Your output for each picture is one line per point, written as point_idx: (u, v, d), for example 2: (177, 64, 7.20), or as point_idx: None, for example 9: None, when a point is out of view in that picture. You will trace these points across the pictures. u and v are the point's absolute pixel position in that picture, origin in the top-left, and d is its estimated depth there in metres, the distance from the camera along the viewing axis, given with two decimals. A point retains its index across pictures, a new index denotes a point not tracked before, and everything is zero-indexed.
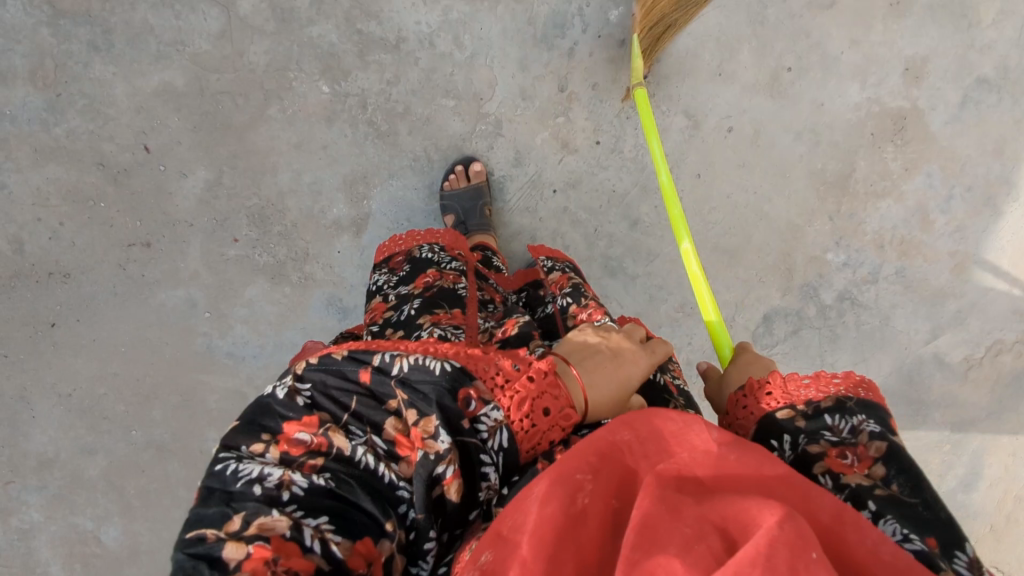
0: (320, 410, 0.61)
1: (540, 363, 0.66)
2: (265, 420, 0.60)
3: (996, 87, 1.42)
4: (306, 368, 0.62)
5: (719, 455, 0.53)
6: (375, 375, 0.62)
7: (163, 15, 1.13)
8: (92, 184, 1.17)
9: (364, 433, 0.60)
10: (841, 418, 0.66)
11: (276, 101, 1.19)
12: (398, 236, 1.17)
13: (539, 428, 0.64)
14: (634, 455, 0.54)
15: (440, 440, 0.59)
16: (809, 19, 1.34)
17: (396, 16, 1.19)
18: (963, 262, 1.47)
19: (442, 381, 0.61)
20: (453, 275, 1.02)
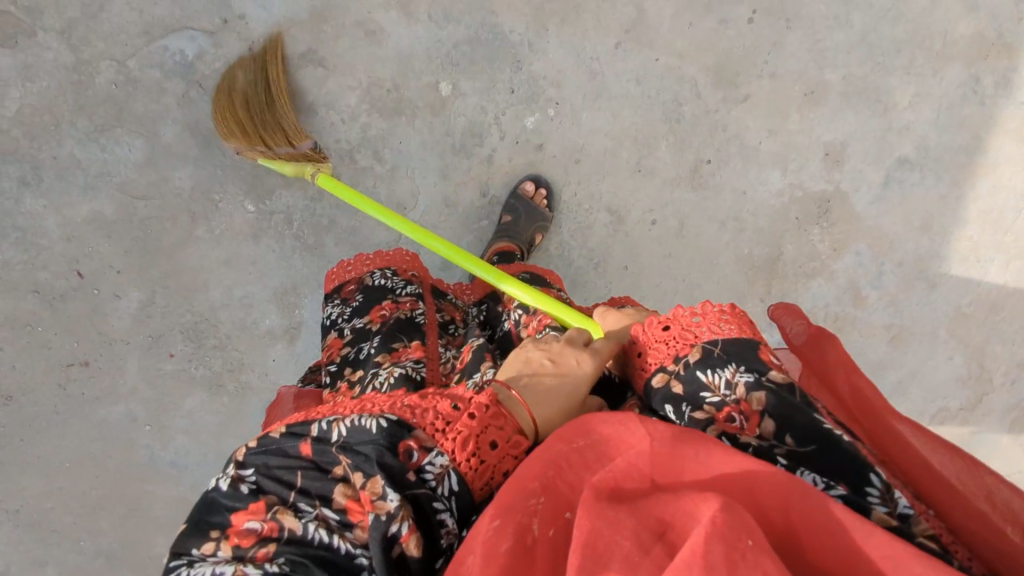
0: (266, 494, 0.59)
1: (480, 398, 0.63)
2: (212, 517, 0.58)
3: (917, 165, 1.45)
4: (245, 455, 0.61)
5: (655, 448, 0.51)
6: (315, 446, 0.60)
7: (89, 148, 1.18)
8: (29, 311, 1.22)
9: (313, 508, 0.57)
10: (715, 372, 0.64)
11: (203, 223, 1.24)
12: (348, 261, 1.12)
13: (489, 464, 0.60)
14: (575, 467, 0.52)
15: (390, 500, 0.56)
16: (726, 113, 1.37)
17: (316, 135, 1.24)
18: (898, 335, 1.53)
19: (380, 438, 0.58)
20: (409, 302, 0.96)
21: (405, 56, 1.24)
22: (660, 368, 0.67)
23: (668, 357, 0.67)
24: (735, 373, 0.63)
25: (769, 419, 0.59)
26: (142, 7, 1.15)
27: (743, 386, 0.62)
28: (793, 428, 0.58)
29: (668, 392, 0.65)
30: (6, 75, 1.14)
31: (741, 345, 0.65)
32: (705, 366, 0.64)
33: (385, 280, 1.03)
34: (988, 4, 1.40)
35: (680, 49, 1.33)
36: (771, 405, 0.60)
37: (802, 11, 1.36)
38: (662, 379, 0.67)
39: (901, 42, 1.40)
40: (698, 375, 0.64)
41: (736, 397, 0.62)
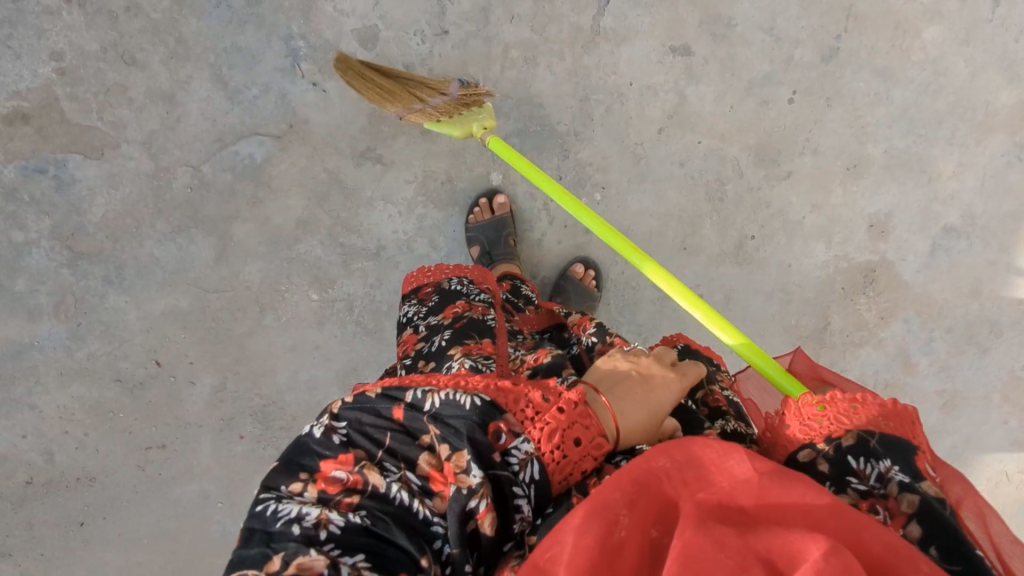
0: (355, 448, 0.62)
1: (570, 393, 0.66)
2: (303, 460, 0.62)
3: (964, 234, 1.46)
4: (341, 408, 0.64)
5: (761, 483, 0.51)
6: (408, 412, 0.63)
7: (167, 246, 1.26)
8: (112, 397, 1.31)
9: (398, 469, 0.61)
10: (867, 462, 0.58)
11: (270, 312, 1.31)
12: (427, 268, 1.18)
13: (571, 460, 0.63)
14: (672, 484, 0.52)
15: (473, 476, 0.59)
16: (768, 190, 1.40)
17: (375, 227, 1.31)
18: (951, 400, 1.54)
19: (472, 416, 0.62)
20: (481, 307, 1.01)
21: (458, 150, 1.31)
22: (809, 442, 0.61)
23: (819, 435, 0.61)
24: (891, 468, 0.57)
25: (916, 523, 0.54)
26: (215, 116, 1.24)
27: (896, 484, 0.56)
28: (938, 540, 0.53)
29: (813, 470, 0.59)
30: (93, 183, 1.23)
31: (897, 442, 0.59)
32: (861, 453, 0.58)
33: (461, 286, 1.09)
34: None
35: (722, 132, 1.36)
36: (925, 511, 0.54)
37: (842, 89, 1.38)
38: (808, 453, 0.60)
39: (943, 114, 1.41)
40: (847, 461, 0.58)
41: (885, 492, 0.56)
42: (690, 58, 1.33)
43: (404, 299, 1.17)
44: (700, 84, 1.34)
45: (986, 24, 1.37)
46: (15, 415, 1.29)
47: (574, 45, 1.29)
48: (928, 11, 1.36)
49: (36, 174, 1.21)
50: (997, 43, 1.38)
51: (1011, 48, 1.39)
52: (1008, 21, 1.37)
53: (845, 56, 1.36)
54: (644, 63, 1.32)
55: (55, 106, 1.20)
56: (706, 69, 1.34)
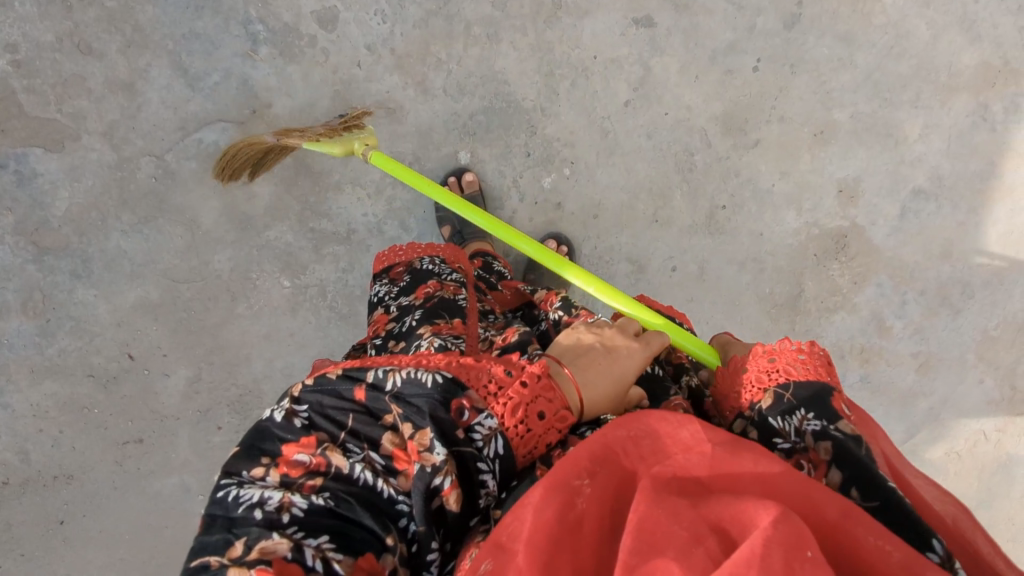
0: (318, 430, 0.61)
1: (533, 367, 0.66)
2: (265, 444, 0.60)
3: (932, 196, 1.47)
4: (302, 391, 0.63)
5: (715, 452, 0.51)
6: (369, 392, 0.62)
7: (134, 238, 1.25)
8: (86, 393, 1.29)
9: (361, 450, 0.60)
10: (787, 420, 0.65)
11: (243, 301, 1.31)
12: (397, 246, 1.18)
13: (534, 434, 0.64)
14: (629, 457, 0.52)
15: (436, 453, 0.59)
16: (737, 159, 1.40)
17: (344, 211, 1.30)
18: (926, 362, 1.55)
19: (434, 393, 0.61)
20: (453, 286, 1.00)
21: (424, 130, 1.30)
22: (742, 414, 0.70)
23: (749, 406, 0.69)
24: (805, 419, 0.64)
25: (836, 468, 0.59)
26: (176, 104, 1.22)
27: (812, 434, 0.62)
28: (851, 474, 0.58)
29: (747, 438, 0.68)
30: (55, 177, 1.21)
31: (814, 390, 0.66)
32: (780, 412, 0.65)
33: (432, 266, 1.09)
34: (992, 34, 1.41)
35: (688, 102, 1.36)
36: (837, 453, 0.60)
37: (806, 56, 1.38)
38: (743, 429, 0.69)
39: (907, 77, 1.42)
40: (772, 422, 0.66)
41: (806, 445, 0.62)
42: (652, 29, 1.33)
43: (375, 278, 1.16)
44: (664, 55, 1.34)
45: None
46: None
47: (536, 20, 1.29)
48: None
49: None
50: (957, 4, 1.40)
51: (970, 9, 1.40)
52: None
53: (809, 22, 1.37)
54: (608, 37, 1.32)
55: (12, 99, 1.18)
56: (669, 40, 1.34)
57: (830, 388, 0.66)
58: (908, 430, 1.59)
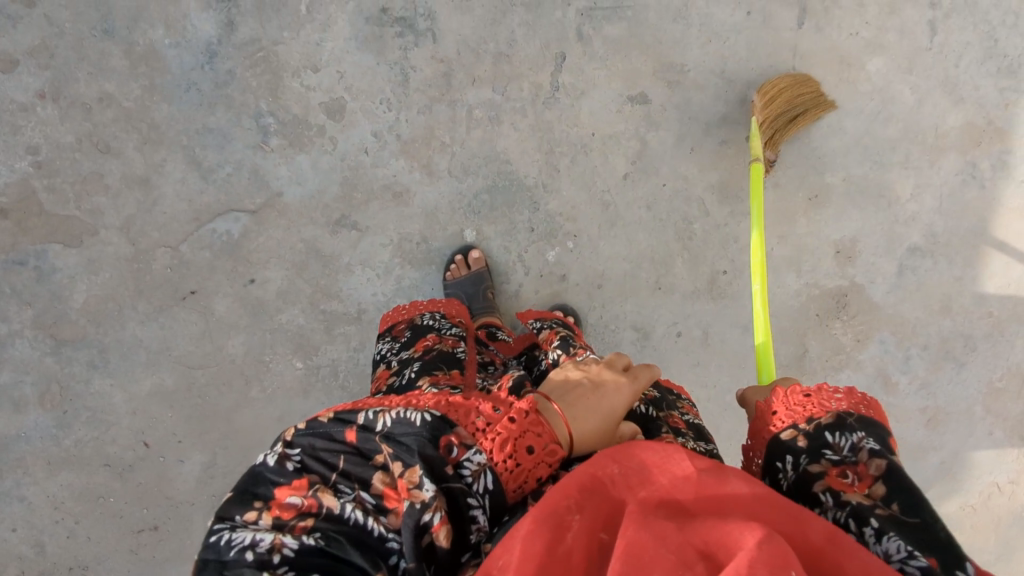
0: (310, 473, 0.63)
1: (521, 403, 0.67)
2: (259, 488, 0.62)
3: (928, 252, 1.50)
4: (296, 435, 0.65)
5: (698, 479, 0.56)
6: (361, 434, 0.64)
7: (149, 327, 1.28)
8: (101, 482, 1.30)
9: (353, 489, 0.62)
10: (843, 437, 0.71)
11: (256, 384, 1.33)
12: (403, 306, 1.24)
13: (524, 468, 0.64)
14: (618, 487, 0.56)
15: (425, 489, 0.60)
16: (736, 226, 1.43)
17: (354, 291, 1.33)
18: (934, 416, 1.57)
19: (423, 431, 0.63)
20: (451, 339, 1.06)
21: (430, 210, 1.34)
22: (791, 425, 0.75)
23: (804, 417, 0.75)
24: (863, 438, 0.70)
25: (881, 482, 0.66)
26: (190, 196, 1.26)
27: (867, 451, 0.68)
28: (897, 495, 0.64)
29: (792, 445, 0.73)
30: (73, 271, 1.25)
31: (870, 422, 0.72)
32: (837, 428, 0.72)
33: (433, 321, 1.15)
34: (974, 96, 1.46)
35: (685, 172, 1.40)
36: (889, 472, 0.66)
37: (796, 124, 1.42)
38: (790, 435, 0.74)
39: (895, 140, 1.46)
40: (826, 436, 0.72)
41: (857, 459, 0.68)
42: (647, 105, 1.37)
43: (381, 336, 1.21)
44: (659, 129, 1.38)
45: (927, 51, 1.43)
46: (4, 508, 1.29)
47: (535, 101, 1.34)
48: (871, 43, 1.42)
49: (17, 266, 1.23)
50: (939, 68, 1.44)
51: (953, 72, 1.45)
52: (946, 47, 1.44)
53: None
54: (604, 114, 1.36)
55: (33, 199, 1.22)
56: (664, 115, 1.38)
57: (885, 424, 0.73)
58: (921, 485, 1.59)
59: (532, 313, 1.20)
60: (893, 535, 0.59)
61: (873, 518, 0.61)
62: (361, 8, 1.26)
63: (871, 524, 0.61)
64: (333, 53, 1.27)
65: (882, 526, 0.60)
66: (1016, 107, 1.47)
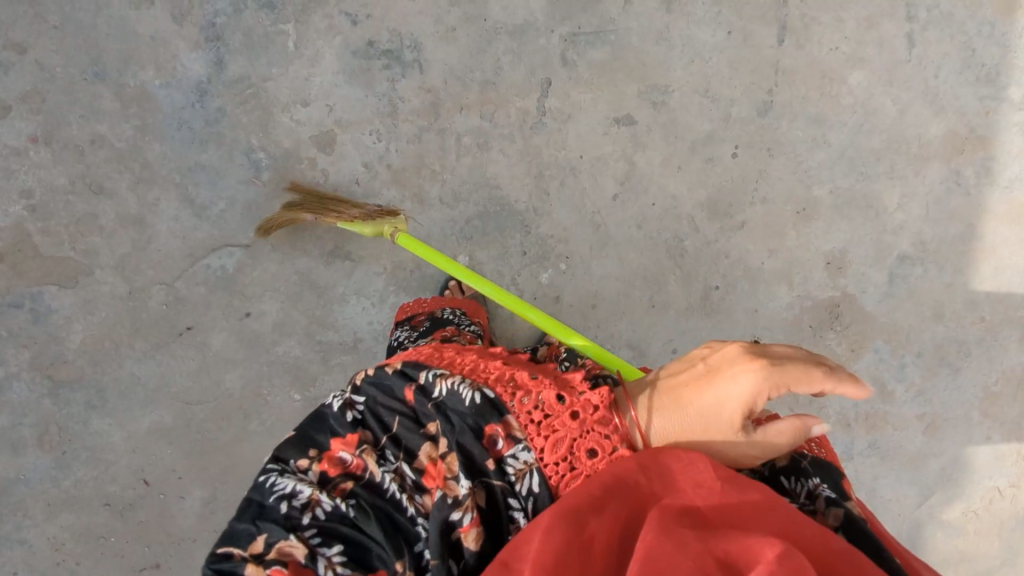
0: (365, 429, 0.73)
1: (590, 398, 0.70)
2: (318, 436, 0.74)
3: (918, 260, 1.52)
4: (365, 382, 0.76)
5: (718, 492, 0.64)
6: (417, 395, 0.73)
7: (147, 364, 1.28)
8: (102, 522, 1.30)
9: (396, 459, 0.71)
10: (801, 481, 0.75)
11: (255, 417, 1.33)
12: (419, 300, 1.28)
13: (578, 473, 0.67)
14: (642, 491, 0.65)
15: (460, 485, 0.67)
16: (726, 241, 1.45)
17: (349, 321, 1.34)
18: (932, 423, 1.57)
19: (472, 416, 0.69)
20: (469, 335, 1.08)
21: (423, 238, 1.35)
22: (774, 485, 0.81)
23: (766, 460, 0.79)
24: (819, 485, 0.74)
25: (840, 531, 0.69)
26: (184, 233, 1.27)
27: (824, 500, 0.72)
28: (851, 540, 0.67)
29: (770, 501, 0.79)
30: (69, 311, 1.25)
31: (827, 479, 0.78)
32: (794, 474, 0.76)
33: (453, 316, 1.19)
34: (955, 105, 1.48)
35: (673, 191, 1.42)
36: (846, 521, 0.69)
37: (781, 139, 1.44)
38: (755, 472, 0.79)
39: (880, 151, 1.48)
40: (783, 480, 0.76)
41: (815, 506, 0.72)
42: (633, 126, 1.39)
43: (396, 324, 1.24)
44: (647, 150, 1.40)
45: (905, 63, 1.46)
46: (5, 552, 1.28)
47: (523, 126, 1.35)
48: (851, 57, 1.45)
49: (12, 309, 1.24)
50: (919, 79, 1.47)
51: (932, 83, 1.47)
52: (924, 59, 1.46)
53: (779, 108, 1.43)
54: (592, 136, 1.38)
55: (28, 241, 1.23)
56: (650, 135, 1.40)
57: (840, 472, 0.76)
58: (923, 493, 1.59)
59: (535, 330, 1.31)
60: None
61: None
62: (348, 42, 1.28)
63: None
64: (322, 87, 1.29)
65: None
66: (997, 114, 1.50)
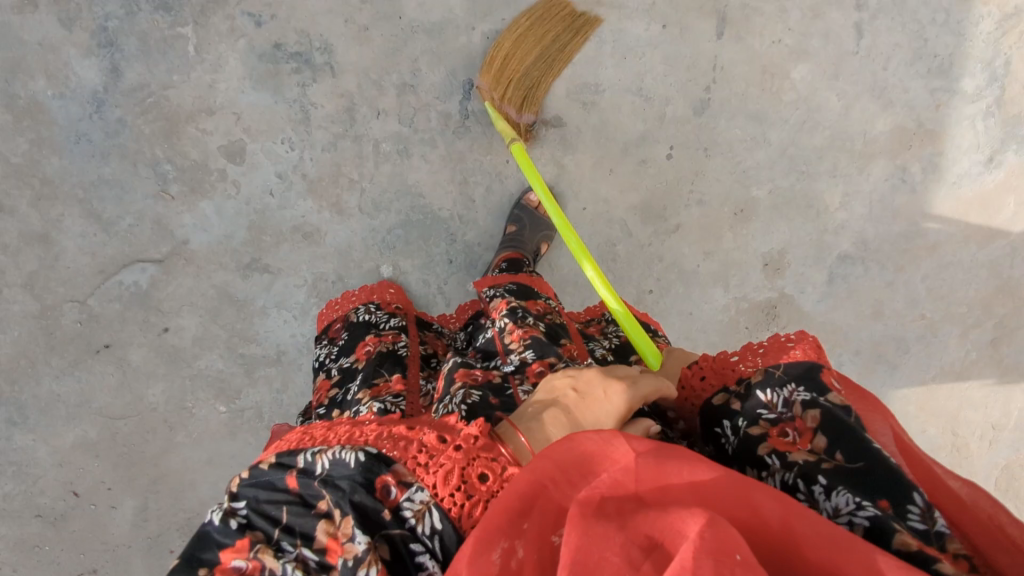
0: (254, 530, 0.54)
1: (469, 428, 0.55)
2: (204, 553, 0.53)
3: (858, 259, 1.48)
4: (239, 485, 0.55)
5: (641, 465, 0.47)
6: (300, 479, 0.54)
7: (65, 382, 1.27)
8: (36, 532, 1.32)
9: (295, 547, 0.52)
10: (773, 391, 0.64)
11: (181, 430, 1.33)
12: (334, 300, 1.23)
13: (480, 500, 0.52)
14: (559, 489, 0.48)
15: (357, 542, 0.51)
16: (659, 245, 1.41)
17: (272, 333, 1.32)
18: None
19: (357, 474, 0.52)
20: (392, 335, 1.03)
21: (343, 249, 1.31)
22: (722, 388, 0.69)
23: (732, 380, 0.69)
24: (794, 391, 0.63)
25: (821, 434, 0.59)
26: (93, 250, 1.23)
27: (800, 403, 0.62)
28: (839, 444, 0.57)
29: (726, 409, 0.66)
30: None
31: (804, 368, 0.65)
32: (765, 384, 0.65)
33: (370, 314, 1.14)
34: (904, 99, 1.41)
35: (605, 195, 1.37)
36: (826, 421, 0.59)
37: (718, 138, 1.37)
38: (722, 398, 0.68)
39: (823, 148, 1.42)
40: (756, 394, 0.65)
41: (792, 415, 0.62)
42: (562, 129, 1.33)
43: (318, 334, 1.20)
44: (576, 153, 1.35)
45: (853, 56, 1.38)
46: None
47: (444, 132, 1.29)
48: (794, 51, 1.36)
49: None
50: (868, 73, 1.39)
51: (881, 76, 1.39)
52: (874, 51, 1.38)
53: (717, 106, 1.36)
54: (518, 140, 1.32)
55: None
56: (580, 137, 1.34)
57: (822, 361, 0.66)
58: None
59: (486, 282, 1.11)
60: (841, 491, 0.54)
61: (820, 476, 0.56)
62: (253, 45, 1.21)
63: (818, 484, 0.55)
64: (228, 93, 1.22)
65: (830, 483, 0.55)
66: (948, 108, 1.42)
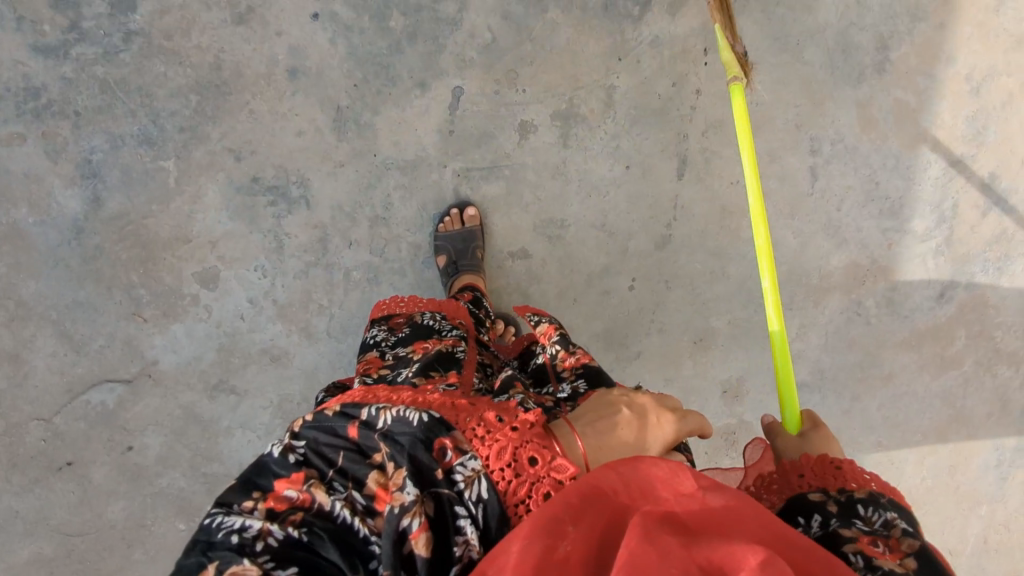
0: (310, 466, 0.55)
1: (527, 416, 0.59)
2: (260, 479, 0.54)
3: (816, 387, 1.50)
4: (301, 425, 0.57)
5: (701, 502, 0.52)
6: (362, 429, 0.56)
7: (25, 498, 1.28)
8: None
9: (345, 488, 0.54)
10: (875, 510, 0.60)
11: (138, 546, 1.32)
12: (397, 298, 1.11)
13: (526, 481, 0.55)
14: (620, 497, 0.52)
15: (407, 492, 0.52)
16: (621, 370, 1.44)
17: (235, 453, 1.32)
18: None
19: (419, 431, 0.54)
20: (453, 339, 0.94)
21: (310, 370, 1.33)
22: (820, 489, 0.64)
23: (834, 484, 0.64)
24: (897, 518, 0.60)
25: (914, 559, 0.56)
26: (63, 369, 1.26)
27: (901, 529, 0.59)
28: None
29: (821, 507, 0.62)
30: None
31: (903, 510, 0.62)
32: (870, 502, 0.61)
33: (434, 321, 1.02)
34: (857, 237, 1.46)
35: (568, 322, 1.42)
36: (924, 555, 0.56)
37: (678, 271, 1.43)
38: (818, 496, 0.63)
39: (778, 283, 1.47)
40: (857, 506, 0.61)
41: (889, 534, 0.59)
42: (528, 260, 1.40)
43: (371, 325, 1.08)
44: (542, 282, 1.40)
45: (807, 197, 1.44)
46: None
47: (414, 260, 1.35)
48: None
49: None
50: (821, 213, 1.45)
51: (834, 216, 1.45)
52: (827, 192, 1.44)
53: (678, 241, 1.42)
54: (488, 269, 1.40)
55: None
56: (546, 267, 1.40)
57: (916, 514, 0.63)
58: None
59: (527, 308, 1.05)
60: None
61: None
62: (231, 178, 1.26)
63: None
64: (205, 223, 1.27)
65: None
66: (900, 246, 1.47)
